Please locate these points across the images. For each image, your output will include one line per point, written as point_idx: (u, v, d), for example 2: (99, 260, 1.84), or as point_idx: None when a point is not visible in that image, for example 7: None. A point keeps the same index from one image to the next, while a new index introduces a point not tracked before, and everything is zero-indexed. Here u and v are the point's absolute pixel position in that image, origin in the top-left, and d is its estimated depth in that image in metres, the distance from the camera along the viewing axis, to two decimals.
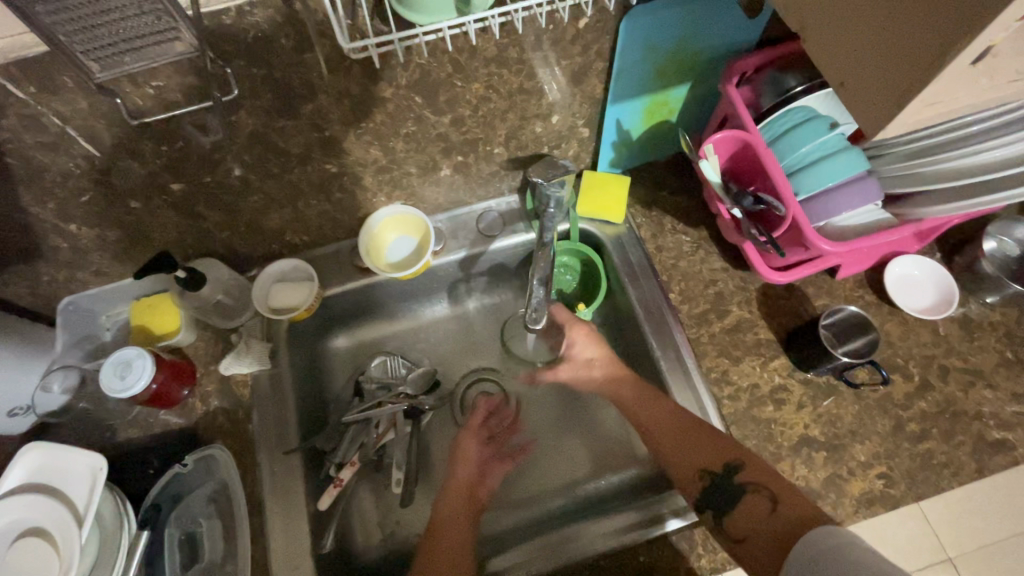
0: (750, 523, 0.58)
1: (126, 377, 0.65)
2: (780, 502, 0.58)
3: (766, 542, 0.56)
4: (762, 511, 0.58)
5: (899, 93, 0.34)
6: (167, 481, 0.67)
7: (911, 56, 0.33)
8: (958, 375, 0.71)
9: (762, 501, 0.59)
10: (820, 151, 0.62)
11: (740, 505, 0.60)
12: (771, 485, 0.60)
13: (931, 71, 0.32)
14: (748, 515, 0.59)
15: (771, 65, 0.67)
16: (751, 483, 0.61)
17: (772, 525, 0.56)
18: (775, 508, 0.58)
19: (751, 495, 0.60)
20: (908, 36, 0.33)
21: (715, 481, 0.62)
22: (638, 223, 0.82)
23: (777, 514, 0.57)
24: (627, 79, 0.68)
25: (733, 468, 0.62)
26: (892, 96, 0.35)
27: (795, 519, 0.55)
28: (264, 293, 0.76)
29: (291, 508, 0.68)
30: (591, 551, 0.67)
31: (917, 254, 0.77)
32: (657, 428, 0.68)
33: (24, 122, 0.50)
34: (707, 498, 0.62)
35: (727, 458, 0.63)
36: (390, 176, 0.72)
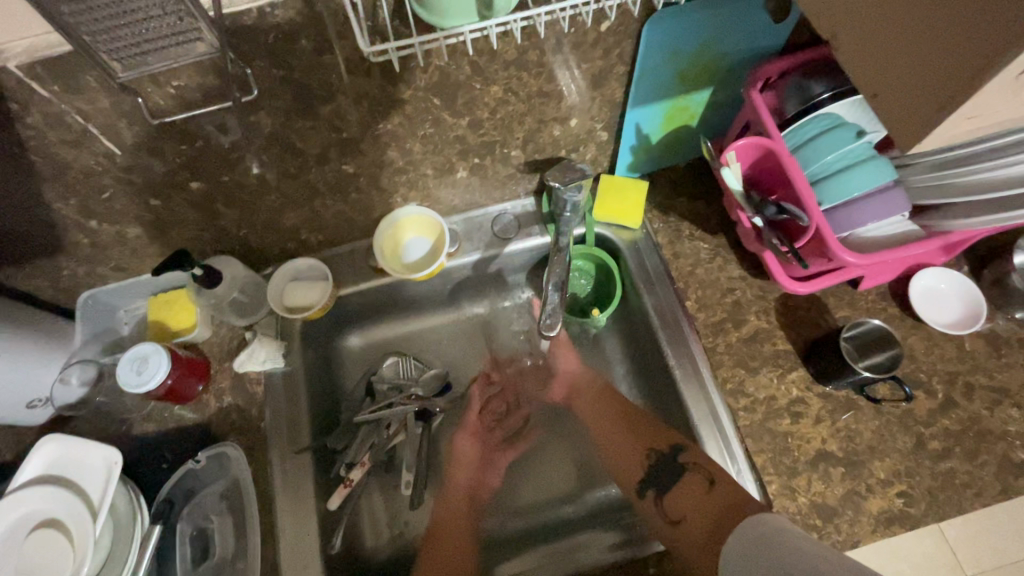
0: (688, 504, 0.66)
1: (142, 373, 0.65)
2: (715, 482, 0.65)
3: (701, 525, 0.63)
4: (698, 492, 0.66)
5: (936, 106, 0.33)
6: (181, 476, 0.68)
7: (951, 68, 0.32)
8: (984, 393, 0.69)
9: (700, 481, 0.66)
10: (846, 159, 0.61)
11: (680, 487, 0.68)
12: (710, 466, 0.67)
13: (971, 86, 0.31)
14: (686, 494, 0.67)
15: (795, 71, 0.66)
16: (692, 464, 0.68)
17: (704, 505, 0.64)
18: (710, 488, 0.65)
19: (690, 475, 0.68)
20: (947, 49, 0.32)
21: (658, 462, 0.71)
22: (655, 228, 0.81)
23: (710, 495, 0.64)
24: (648, 83, 0.67)
25: (677, 450, 0.70)
26: (928, 109, 0.34)
27: (724, 501, 0.62)
28: (279, 292, 0.77)
29: (301, 507, 0.68)
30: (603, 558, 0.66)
31: (944, 266, 0.75)
32: (612, 415, 0.79)
33: (47, 120, 0.50)
34: (651, 476, 0.72)
35: (673, 440, 0.71)
36: (406, 177, 0.72)
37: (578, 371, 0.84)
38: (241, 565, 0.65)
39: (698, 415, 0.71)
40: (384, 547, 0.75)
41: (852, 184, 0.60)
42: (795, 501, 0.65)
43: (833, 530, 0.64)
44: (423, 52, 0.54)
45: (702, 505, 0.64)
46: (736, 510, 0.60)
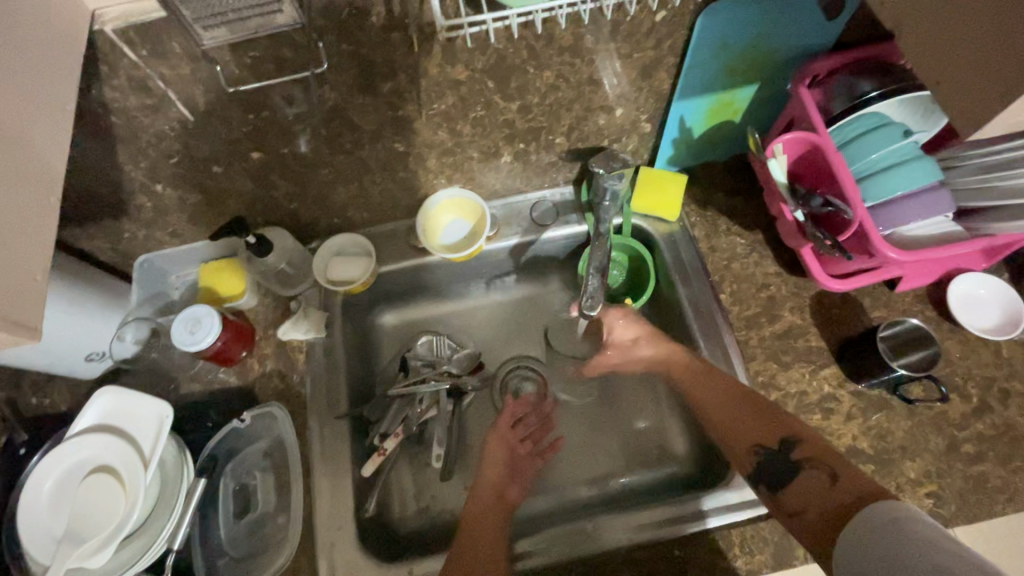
0: (808, 497, 0.59)
1: (196, 332, 0.69)
2: (840, 477, 0.58)
3: (822, 513, 0.56)
4: (819, 485, 0.59)
5: (1001, 91, 0.34)
6: (224, 434, 0.71)
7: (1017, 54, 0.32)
8: (1020, 399, 0.69)
9: (822, 477, 0.59)
10: (891, 158, 0.62)
11: (801, 479, 0.61)
12: (829, 461, 0.60)
13: None
14: (805, 489, 0.60)
15: (844, 69, 0.66)
16: (810, 458, 0.61)
17: (828, 500, 0.57)
18: (834, 484, 0.58)
19: (811, 470, 0.60)
20: (1015, 34, 0.32)
21: (772, 454, 0.64)
22: (692, 222, 0.82)
23: (836, 489, 0.57)
24: (696, 75, 0.68)
25: (790, 445, 0.63)
26: (992, 94, 0.34)
27: (853, 494, 0.55)
28: (324, 266, 0.80)
29: (337, 471, 0.70)
30: (622, 539, 0.67)
31: (984, 272, 0.74)
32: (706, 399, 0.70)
33: (131, 83, 0.53)
34: (765, 471, 0.63)
35: (784, 435, 0.64)
36: (453, 159, 0.74)
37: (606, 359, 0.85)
38: (282, 519, 0.68)
39: None
40: (412, 518, 0.77)
41: (896, 181, 0.61)
42: None
43: None
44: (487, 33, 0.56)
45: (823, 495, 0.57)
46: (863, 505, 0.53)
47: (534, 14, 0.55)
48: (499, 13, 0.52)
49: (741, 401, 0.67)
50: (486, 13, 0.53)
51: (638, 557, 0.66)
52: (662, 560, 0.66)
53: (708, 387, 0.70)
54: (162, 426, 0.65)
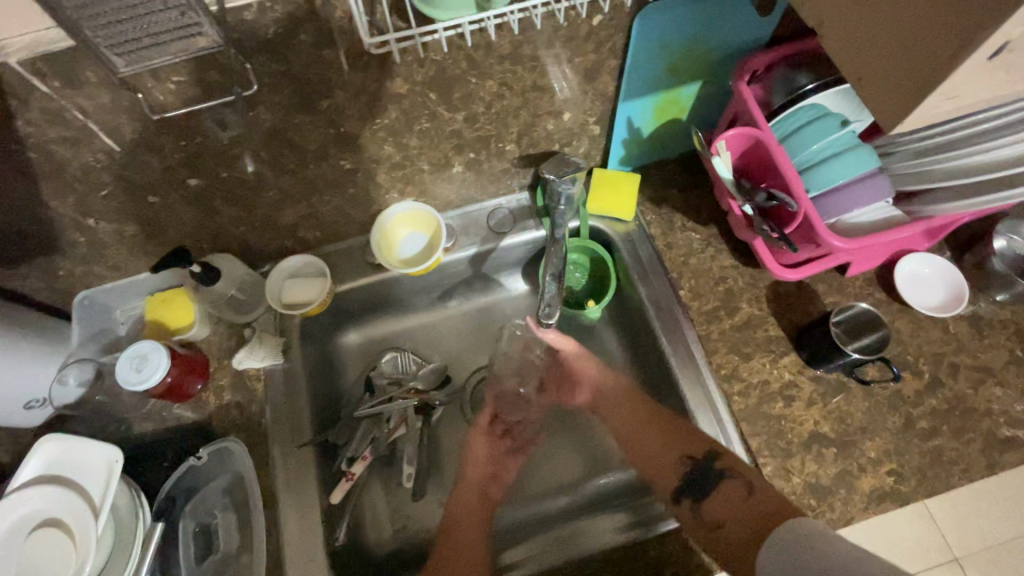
0: (726, 510, 0.66)
1: (141, 370, 0.65)
2: (756, 491, 0.64)
3: (738, 532, 0.63)
4: (739, 497, 0.65)
5: (914, 87, 0.35)
6: (181, 474, 0.68)
7: (927, 52, 0.33)
8: (969, 372, 0.72)
9: (738, 487, 0.66)
10: (831, 148, 0.63)
11: (720, 492, 0.67)
12: (748, 474, 0.66)
13: (949, 66, 0.32)
14: (725, 501, 0.66)
15: (782, 63, 0.67)
16: (730, 470, 0.67)
17: (746, 513, 0.63)
18: (750, 495, 0.64)
19: (729, 482, 0.67)
20: (926, 32, 0.33)
21: (698, 465, 0.69)
22: (648, 220, 0.82)
23: (749, 501, 0.64)
24: (639, 76, 0.68)
25: (713, 456, 0.69)
26: (906, 90, 0.35)
27: (761, 510, 0.62)
28: (278, 288, 0.77)
29: (304, 502, 0.68)
30: (596, 545, 0.67)
31: (928, 251, 0.77)
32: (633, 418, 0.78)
33: (47, 116, 0.51)
34: (689, 485, 0.70)
35: (712, 446, 0.69)
36: (403, 173, 0.73)
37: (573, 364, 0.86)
38: (246, 558, 0.65)
39: (695, 402, 0.72)
40: (387, 541, 0.75)
41: (838, 170, 0.62)
42: (790, 481, 0.67)
43: (827, 509, 0.66)
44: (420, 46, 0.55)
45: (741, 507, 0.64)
46: (771, 522, 0.60)
47: (463, 27, 0.53)
48: (426, 28, 0.51)
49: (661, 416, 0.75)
50: (413, 27, 0.51)
51: (615, 559, 0.66)
52: (640, 562, 0.66)
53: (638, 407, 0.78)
54: (113, 470, 0.62)
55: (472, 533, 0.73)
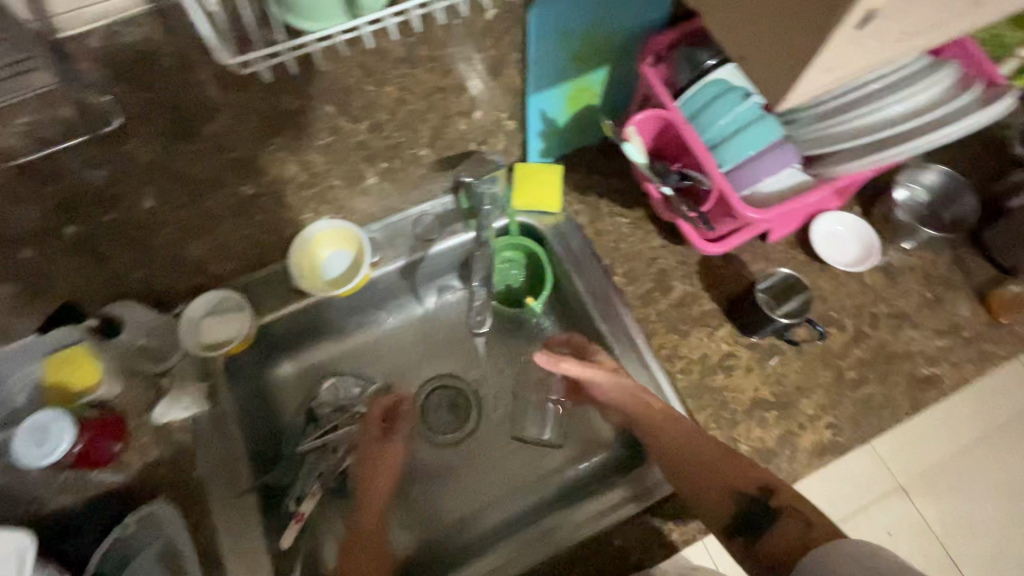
0: (792, 542, 0.59)
1: (43, 444, 0.60)
2: (814, 521, 0.59)
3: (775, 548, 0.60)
4: (799, 529, 0.59)
5: (796, 60, 0.35)
6: (107, 547, 0.62)
7: (800, 24, 0.33)
8: (887, 319, 0.76)
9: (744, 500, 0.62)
10: (737, 122, 0.64)
11: (779, 529, 0.60)
12: (801, 506, 0.61)
13: (819, 41, 0.33)
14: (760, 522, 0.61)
15: (682, 43, 0.68)
16: (782, 508, 0.61)
17: (811, 538, 0.58)
18: (810, 527, 0.59)
19: (777, 518, 0.61)
20: (794, 7, 0.33)
21: (753, 506, 0.62)
22: (576, 209, 0.82)
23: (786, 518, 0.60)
24: (545, 67, 0.67)
25: (768, 492, 0.62)
26: (787, 64, 0.35)
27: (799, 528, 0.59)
28: (193, 330, 0.70)
29: (250, 552, 0.64)
30: (581, 532, 0.67)
31: (840, 210, 0.81)
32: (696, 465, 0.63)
33: None
34: (734, 521, 0.62)
35: (762, 481, 0.63)
36: (315, 190, 0.70)
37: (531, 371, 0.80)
38: None
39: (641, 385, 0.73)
40: None
41: (745, 145, 0.64)
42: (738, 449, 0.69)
43: (775, 470, 0.68)
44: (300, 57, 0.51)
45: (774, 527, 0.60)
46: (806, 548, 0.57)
47: (337, 37, 0.49)
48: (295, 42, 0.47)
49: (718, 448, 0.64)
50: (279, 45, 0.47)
51: (585, 554, 0.66)
52: (607, 553, 0.66)
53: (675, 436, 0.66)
54: (24, 562, 0.55)
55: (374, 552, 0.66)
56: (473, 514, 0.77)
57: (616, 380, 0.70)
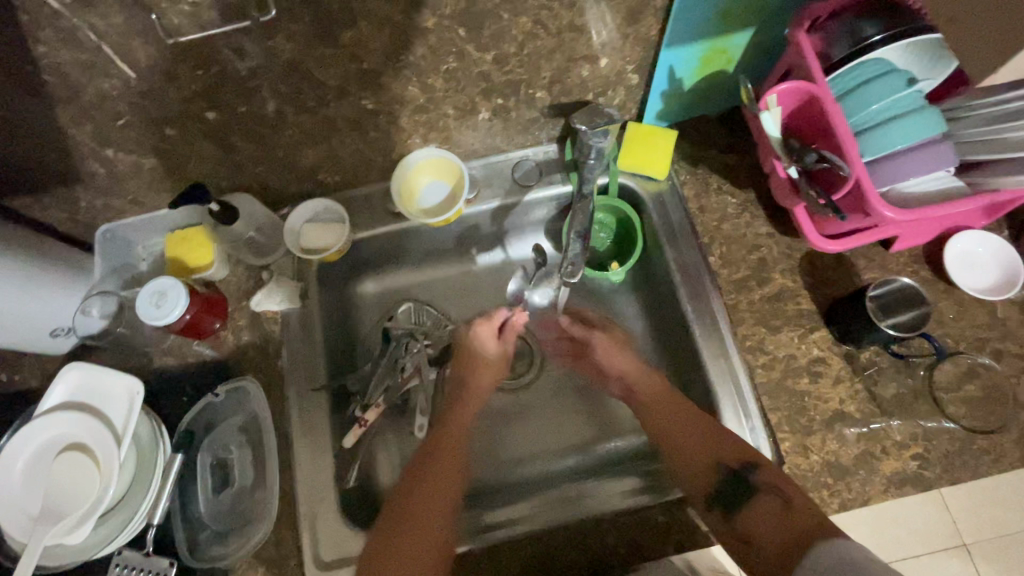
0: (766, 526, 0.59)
1: (162, 306, 0.65)
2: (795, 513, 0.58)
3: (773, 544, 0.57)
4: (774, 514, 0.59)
5: (1010, 36, 0.32)
6: (200, 409, 0.69)
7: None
8: (1012, 359, 0.67)
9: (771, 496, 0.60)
10: (891, 110, 0.58)
11: (758, 507, 0.61)
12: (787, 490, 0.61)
13: None
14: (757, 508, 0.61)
15: (848, 10, 0.59)
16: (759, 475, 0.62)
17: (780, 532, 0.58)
18: (785, 511, 0.59)
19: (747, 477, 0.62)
20: None
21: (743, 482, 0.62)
22: (682, 180, 0.78)
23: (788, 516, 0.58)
24: (685, 19, 0.62)
25: (752, 470, 0.63)
26: (999, 40, 0.33)
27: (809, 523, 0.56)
28: (296, 233, 0.75)
29: (317, 443, 0.70)
30: (608, 507, 0.67)
31: (982, 230, 0.71)
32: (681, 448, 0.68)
33: (60, 36, 0.49)
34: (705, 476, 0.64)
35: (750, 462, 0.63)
36: (426, 117, 0.69)
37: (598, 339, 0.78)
38: (260, 495, 0.67)
39: (715, 373, 0.70)
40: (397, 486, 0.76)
41: (899, 135, 0.57)
42: (807, 459, 0.65)
43: (844, 489, 0.64)
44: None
45: (784, 527, 0.58)
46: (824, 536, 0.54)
47: None
48: None
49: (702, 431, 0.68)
50: None
51: (624, 523, 0.65)
52: (646, 531, 0.65)
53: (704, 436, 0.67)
54: (133, 402, 0.62)
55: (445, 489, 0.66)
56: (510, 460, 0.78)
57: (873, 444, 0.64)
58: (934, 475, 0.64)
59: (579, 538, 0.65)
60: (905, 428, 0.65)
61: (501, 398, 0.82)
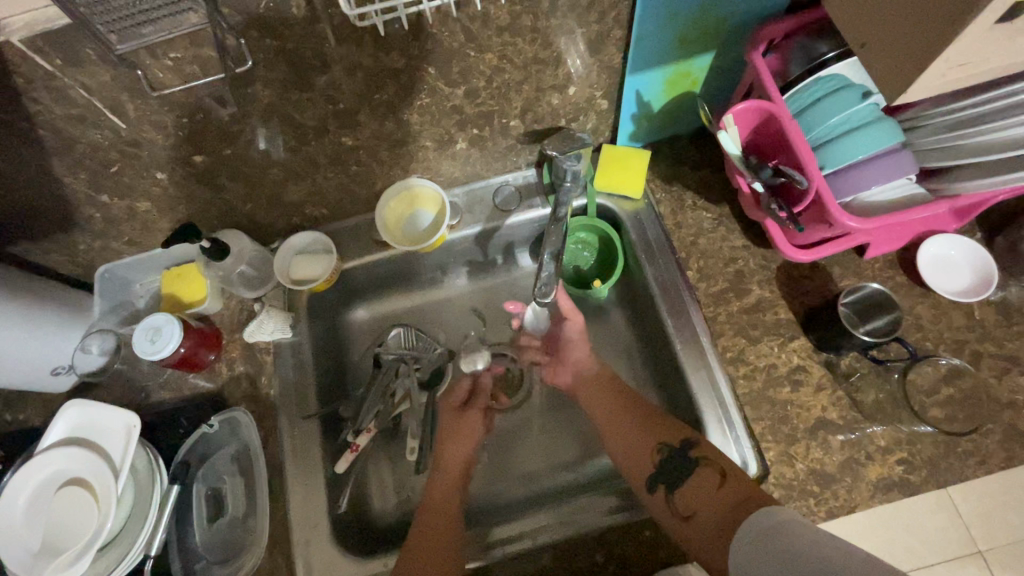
0: (701, 498, 0.62)
1: (156, 341, 0.67)
2: (728, 477, 0.62)
3: (712, 520, 0.59)
4: (710, 486, 0.62)
5: (918, 60, 0.35)
6: (194, 441, 0.71)
7: (929, 23, 0.33)
8: (992, 360, 0.68)
9: (713, 475, 0.63)
10: (850, 123, 0.59)
11: (692, 481, 0.64)
12: (720, 461, 0.64)
13: (948, 35, 0.32)
14: (695, 491, 0.63)
15: (800, 31, 0.63)
16: (703, 457, 0.65)
17: (716, 499, 0.60)
18: (723, 483, 0.61)
19: (703, 469, 0.64)
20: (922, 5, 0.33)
21: (671, 452, 0.67)
22: (658, 198, 0.80)
23: (722, 491, 0.60)
24: (646, 46, 0.65)
25: (689, 443, 0.67)
26: (910, 61, 0.35)
27: (737, 495, 0.59)
28: (286, 266, 0.78)
29: (310, 470, 0.71)
30: (601, 522, 0.68)
31: (955, 233, 0.72)
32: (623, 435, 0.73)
33: (53, 95, 0.53)
34: (661, 472, 0.67)
35: (687, 435, 0.68)
36: (405, 149, 0.72)
37: (574, 351, 0.81)
38: (252, 523, 0.69)
39: (697, 385, 0.71)
40: (391, 511, 0.77)
41: (856, 146, 0.59)
42: (792, 467, 0.65)
43: (831, 496, 0.64)
44: (383, 24, 0.55)
45: (718, 498, 0.60)
46: (752, 504, 0.57)
47: None
48: None
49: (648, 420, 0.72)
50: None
51: (608, 539, 0.66)
52: (633, 543, 0.66)
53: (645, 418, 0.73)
54: (130, 437, 0.63)
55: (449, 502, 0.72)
56: (503, 479, 0.79)
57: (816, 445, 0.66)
58: (920, 479, 0.64)
59: (564, 556, 0.66)
60: (888, 434, 0.66)
61: (494, 418, 0.83)
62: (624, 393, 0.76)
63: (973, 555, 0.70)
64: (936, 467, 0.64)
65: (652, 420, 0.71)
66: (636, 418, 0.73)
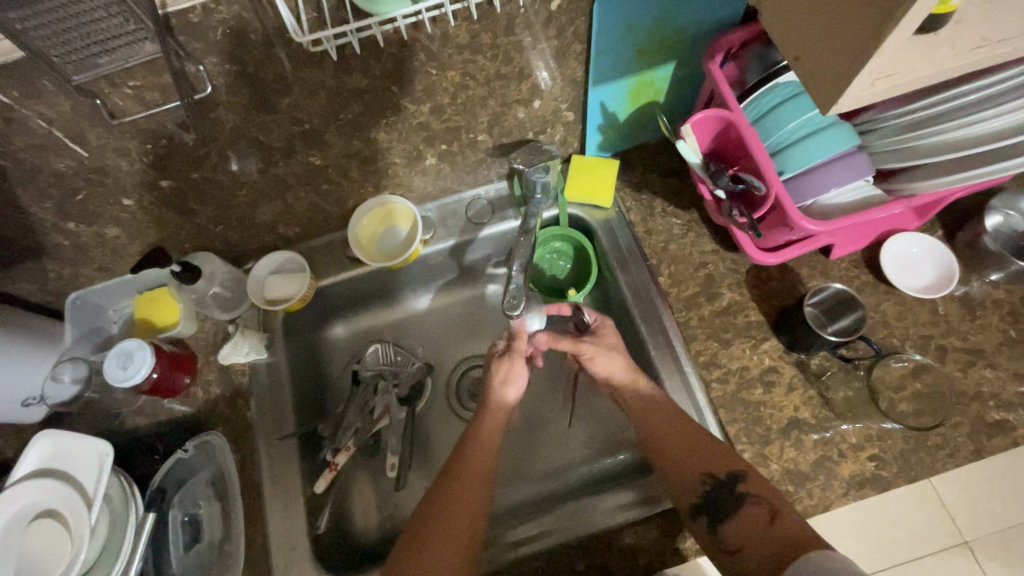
0: (747, 536, 0.57)
1: (128, 367, 0.67)
2: (780, 518, 0.56)
3: (759, 560, 0.54)
4: (759, 524, 0.56)
5: (840, 72, 0.36)
6: (169, 467, 0.70)
7: (849, 36, 0.35)
8: (957, 354, 0.70)
9: (762, 514, 0.57)
10: (805, 129, 0.61)
11: (739, 515, 0.58)
12: (772, 500, 0.58)
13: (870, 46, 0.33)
14: (743, 527, 0.57)
15: (755, 40, 0.64)
16: (751, 494, 0.59)
17: (765, 539, 0.55)
18: (772, 522, 0.56)
19: (750, 506, 0.58)
20: (843, 18, 0.35)
21: (716, 485, 0.61)
22: (628, 206, 0.81)
23: (773, 529, 0.55)
24: (605, 59, 0.66)
25: (737, 477, 0.61)
26: (835, 76, 0.37)
27: (790, 535, 0.53)
28: (260, 286, 0.78)
29: (288, 490, 0.71)
30: (599, 524, 0.68)
31: (917, 232, 0.74)
32: (661, 441, 0.66)
33: (12, 125, 0.53)
34: (705, 504, 0.61)
35: (732, 468, 0.62)
36: (375, 167, 0.73)
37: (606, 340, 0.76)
38: (229, 548, 0.68)
39: (673, 389, 0.72)
40: (374, 528, 0.77)
41: (812, 152, 0.60)
42: (768, 468, 0.66)
43: (806, 495, 0.65)
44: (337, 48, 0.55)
45: (768, 537, 0.55)
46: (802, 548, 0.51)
47: (400, 20, 0.54)
48: (363, 22, 0.51)
49: (684, 435, 0.65)
50: (349, 21, 0.52)
51: (591, 546, 0.67)
52: (616, 550, 0.66)
53: (678, 427, 0.66)
54: (104, 466, 0.63)
55: (473, 488, 0.66)
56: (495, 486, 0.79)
57: (800, 442, 0.67)
58: (891, 475, 0.65)
59: (552, 559, 0.66)
60: (858, 431, 0.67)
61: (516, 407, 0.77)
62: (666, 404, 0.68)
63: (961, 545, 0.69)
64: (905, 461, 0.66)
65: (696, 442, 0.64)
66: (675, 432, 0.66)
